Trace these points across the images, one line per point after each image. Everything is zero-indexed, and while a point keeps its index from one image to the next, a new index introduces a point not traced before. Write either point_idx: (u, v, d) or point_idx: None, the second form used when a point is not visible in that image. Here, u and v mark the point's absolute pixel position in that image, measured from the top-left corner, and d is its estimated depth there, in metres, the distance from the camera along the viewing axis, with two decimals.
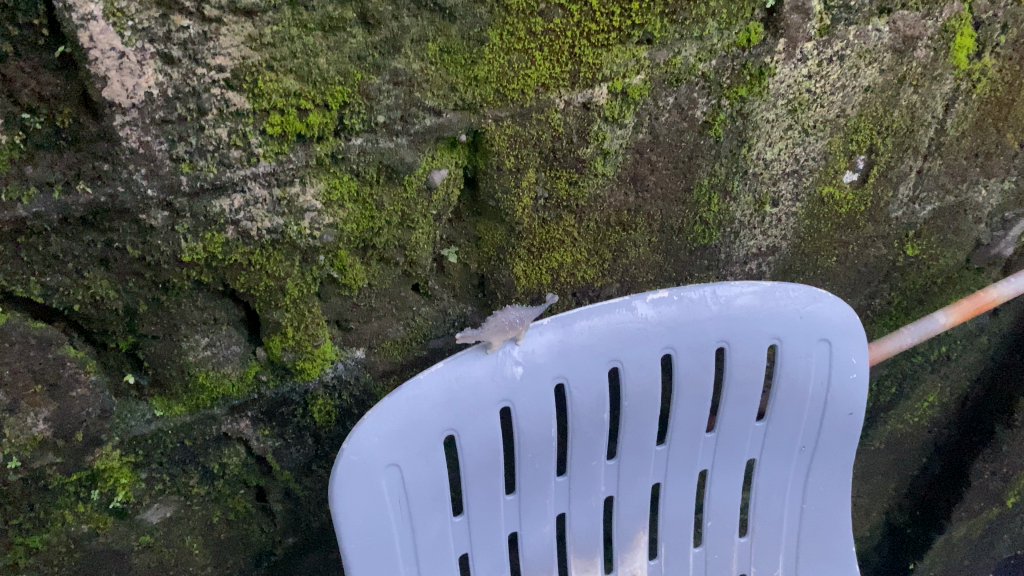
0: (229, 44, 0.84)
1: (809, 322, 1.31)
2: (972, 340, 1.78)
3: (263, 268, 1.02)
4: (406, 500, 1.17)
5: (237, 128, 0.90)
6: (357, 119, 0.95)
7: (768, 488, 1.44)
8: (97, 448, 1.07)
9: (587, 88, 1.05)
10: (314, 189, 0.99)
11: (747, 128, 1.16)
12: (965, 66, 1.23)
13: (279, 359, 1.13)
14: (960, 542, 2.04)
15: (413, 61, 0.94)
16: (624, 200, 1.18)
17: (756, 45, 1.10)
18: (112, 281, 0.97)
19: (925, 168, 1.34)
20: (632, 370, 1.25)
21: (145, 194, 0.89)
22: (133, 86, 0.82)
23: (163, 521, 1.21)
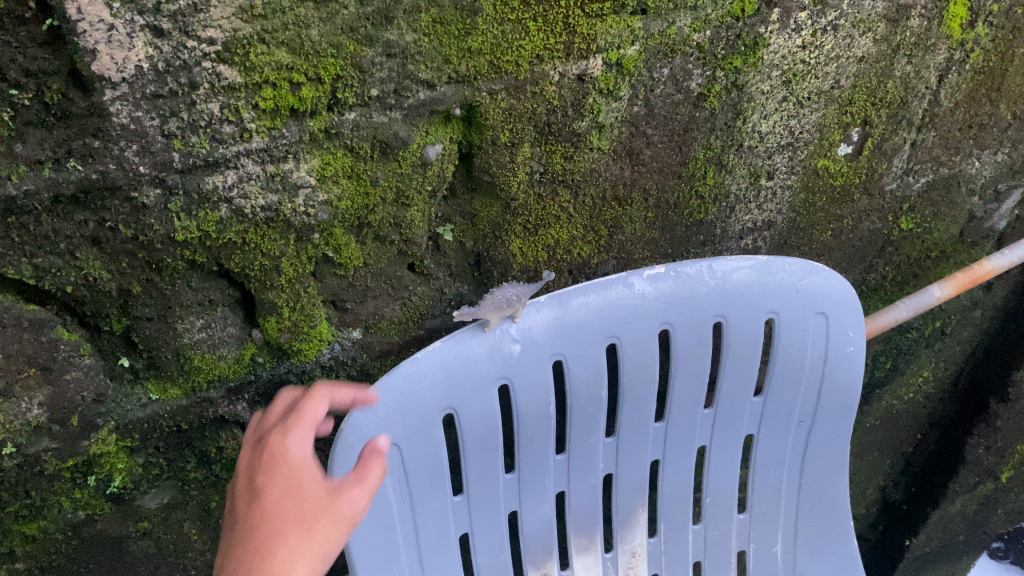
0: (220, 16, 0.82)
1: (805, 296, 1.30)
2: (966, 314, 1.79)
3: (258, 247, 1.01)
4: (406, 479, 1.17)
5: (229, 103, 0.88)
6: (350, 92, 0.94)
7: (766, 463, 1.44)
8: (93, 432, 1.07)
9: (582, 60, 1.04)
10: (308, 165, 0.97)
11: (742, 100, 1.16)
12: (958, 35, 1.23)
13: (275, 340, 1.11)
14: (955, 517, 2.05)
15: (406, 33, 0.93)
16: (620, 175, 1.17)
17: (750, 15, 1.09)
18: (105, 262, 0.96)
19: (920, 140, 1.34)
20: (629, 346, 1.25)
21: (137, 171, 0.88)
22: (124, 60, 0.81)
23: (160, 507, 1.21)
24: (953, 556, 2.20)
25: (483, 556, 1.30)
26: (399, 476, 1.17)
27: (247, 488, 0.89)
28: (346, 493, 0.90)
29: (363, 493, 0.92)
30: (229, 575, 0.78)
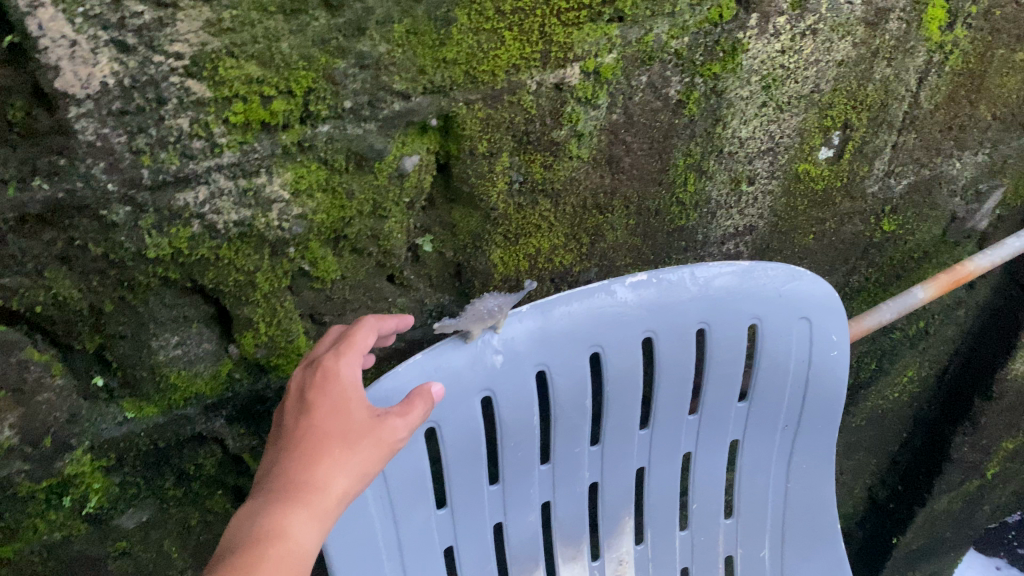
0: (187, 30, 0.81)
1: (789, 300, 1.30)
2: (949, 314, 1.79)
3: (232, 263, 0.99)
4: (388, 494, 1.15)
5: (199, 118, 0.87)
6: (323, 104, 0.93)
7: (753, 468, 1.43)
8: (67, 453, 1.05)
9: (560, 69, 1.03)
10: (281, 179, 0.96)
11: (721, 106, 1.15)
12: (937, 37, 1.23)
13: (252, 356, 1.10)
14: (941, 515, 2.06)
15: (379, 44, 0.92)
16: (601, 183, 1.16)
17: (729, 21, 1.08)
18: (75, 280, 0.94)
19: (900, 142, 1.33)
20: (613, 354, 1.24)
21: (105, 189, 0.86)
22: (88, 76, 0.79)
23: (138, 526, 1.18)
24: (940, 553, 2.20)
25: (469, 569, 1.29)
26: (381, 491, 1.15)
27: (297, 400, 0.90)
28: (391, 415, 0.91)
29: (408, 421, 0.92)
30: (274, 486, 0.81)
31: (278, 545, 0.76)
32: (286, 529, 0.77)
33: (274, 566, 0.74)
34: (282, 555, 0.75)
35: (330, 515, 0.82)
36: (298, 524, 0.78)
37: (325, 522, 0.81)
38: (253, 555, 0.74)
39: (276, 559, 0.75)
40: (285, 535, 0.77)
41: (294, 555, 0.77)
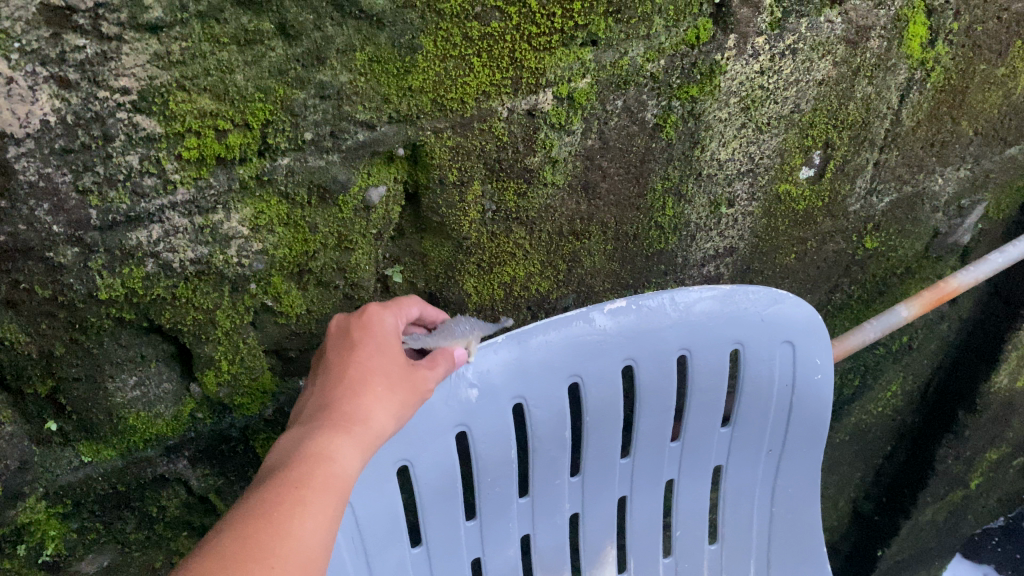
0: (133, 64, 0.76)
1: (771, 324, 1.26)
2: (933, 329, 1.76)
3: (189, 302, 0.95)
4: (360, 536, 1.11)
5: (149, 155, 0.82)
6: (283, 137, 0.88)
7: (736, 493, 1.40)
8: (20, 501, 1.00)
9: (531, 95, 0.99)
10: (240, 215, 0.91)
11: (699, 128, 1.12)
12: (918, 54, 1.20)
13: (214, 396, 1.06)
14: (926, 527, 2.03)
15: (341, 73, 0.88)
16: (576, 209, 1.12)
17: (706, 42, 1.05)
18: (22, 324, 0.88)
19: (882, 160, 1.30)
20: (593, 383, 1.20)
21: (49, 231, 0.81)
22: (26, 114, 0.74)
23: (99, 571, 1.13)
24: (925, 564, 2.18)
25: None
26: (353, 534, 1.10)
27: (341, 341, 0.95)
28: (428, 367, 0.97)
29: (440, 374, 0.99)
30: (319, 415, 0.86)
31: (325, 466, 0.81)
32: (331, 452, 0.83)
33: (320, 483, 0.80)
34: (326, 475, 0.81)
35: (368, 446, 0.88)
36: (342, 449, 0.84)
37: (363, 451, 0.87)
38: (300, 471, 0.79)
39: (321, 477, 0.80)
40: (330, 457, 0.82)
41: (336, 477, 0.82)
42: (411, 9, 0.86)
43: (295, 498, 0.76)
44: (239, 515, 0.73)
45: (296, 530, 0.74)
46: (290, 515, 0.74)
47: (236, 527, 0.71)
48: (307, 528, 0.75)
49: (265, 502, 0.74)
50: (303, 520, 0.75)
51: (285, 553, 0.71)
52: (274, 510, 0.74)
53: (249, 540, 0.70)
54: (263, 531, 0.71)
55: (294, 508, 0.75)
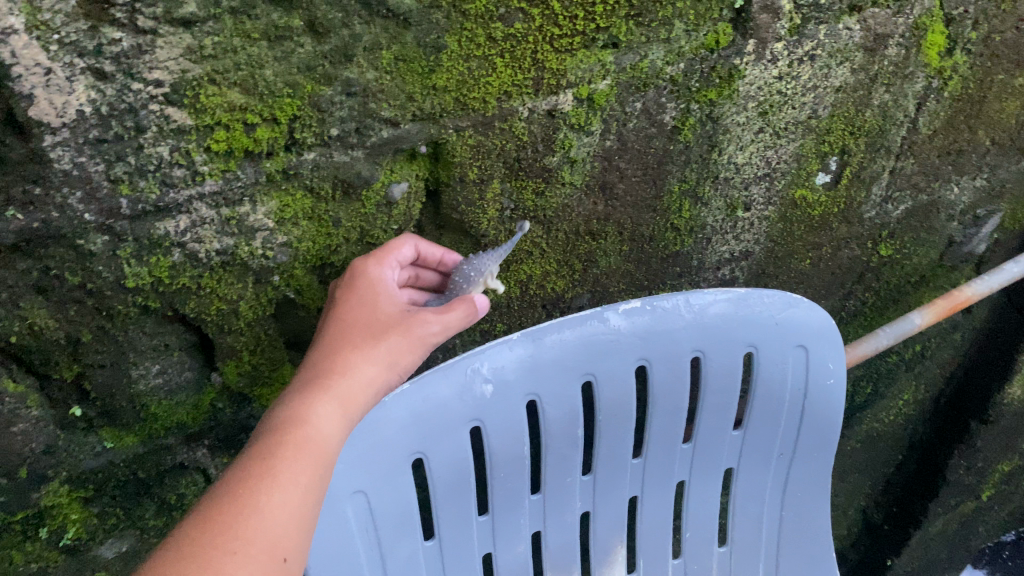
0: (167, 57, 0.79)
1: (785, 328, 1.27)
2: (946, 338, 1.76)
3: (214, 292, 0.97)
4: (373, 526, 1.13)
5: (179, 146, 0.84)
6: (309, 132, 0.90)
7: (747, 497, 1.40)
8: (44, 484, 1.02)
9: (552, 95, 1.01)
10: (266, 208, 0.93)
11: (717, 131, 1.13)
12: (936, 63, 1.21)
13: (235, 385, 1.08)
14: (936, 537, 2.03)
15: (367, 71, 0.90)
16: (594, 209, 1.14)
17: (725, 47, 1.06)
18: (52, 311, 0.91)
19: (898, 167, 1.31)
20: (605, 382, 1.21)
21: (81, 219, 0.84)
22: (63, 104, 0.76)
23: (118, 556, 1.15)
24: None
25: None
26: (366, 523, 1.12)
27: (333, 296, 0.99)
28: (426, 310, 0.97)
29: (451, 316, 0.96)
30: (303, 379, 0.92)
31: (298, 433, 0.87)
32: (305, 418, 0.89)
33: (290, 451, 0.86)
34: (298, 442, 0.87)
35: (350, 404, 0.93)
36: (317, 412, 0.90)
37: (343, 411, 0.92)
38: (274, 442, 0.86)
39: (291, 445, 0.86)
40: (304, 422, 0.88)
41: (310, 442, 0.88)
42: (436, 9, 0.88)
43: (264, 472, 0.83)
44: (218, 490, 0.82)
45: (261, 505, 0.80)
46: (255, 493, 0.81)
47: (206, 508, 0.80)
48: (271, 502, 0.81)
49: (236, 478, 0.82)
50: (267, 497, 0.81)
51: (249, 529, 0.78)
52: (242, 485, 0.81)
53: (216, 519, 0.78)
54: (228, 509, 0.79)
55: (261, 481, 0.82)
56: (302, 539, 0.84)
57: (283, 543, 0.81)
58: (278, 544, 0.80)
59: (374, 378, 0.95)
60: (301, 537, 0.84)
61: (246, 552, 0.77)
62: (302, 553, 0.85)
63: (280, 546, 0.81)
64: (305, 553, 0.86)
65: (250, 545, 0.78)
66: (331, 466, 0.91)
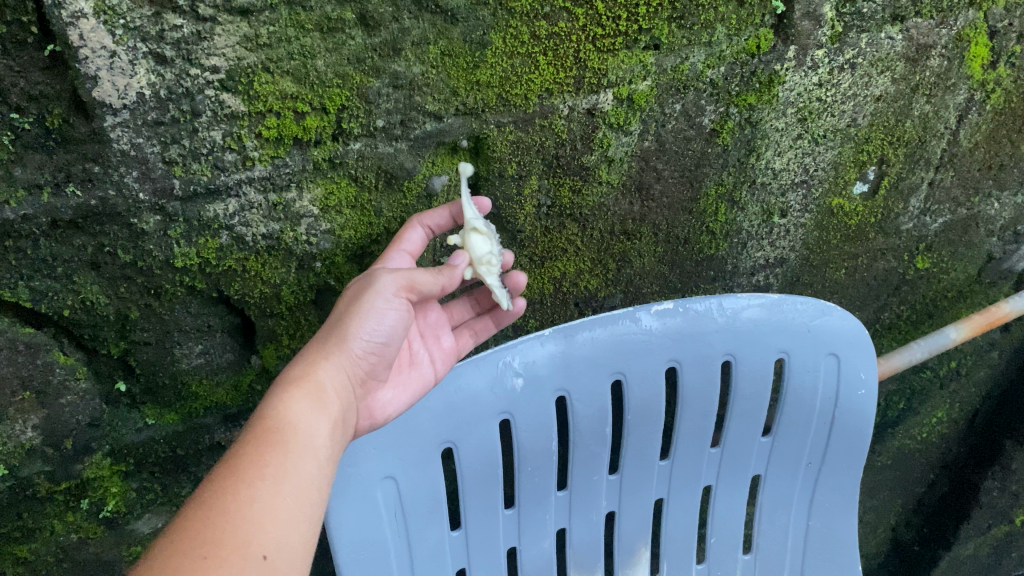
0: (224, 44, 0.82)
1: (818, 336, 1.27)
2: (982, 355, 1.74)
3: (258, 275, 1.00)
4: (402, 513, 1.15)
5: (232, 131, 0.88)
6: (356, 122, 0.93)
7: (773, 504, 1.40)
8: (87, 456, 1.05)
9: (593, 94, 1.03)
10: (311, 195, 0.96)
11: (755, 136, 1.14)
12: (979, 75, 1.20)
13: (274, 369, 1.11)
14: (966, 560, 1.99)
15: (414, 65, 0.93)
16: (629, 209, 1.15)
17: (766, 52, 1.07)
18: (104, 286, 0.94)
19: (937, 179, 1.31)
20: (635, 382, 1.22)
21: (136, 198, 0.87)
22: (125, 86, 0.80)
23: (153, 531, 1.18)
24: None
25: None
26: (395, 508, 1.15)
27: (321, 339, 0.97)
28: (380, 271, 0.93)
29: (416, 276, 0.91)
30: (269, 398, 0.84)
31: (263, 429, 0.77)
32: (269, 416, 0.78)
33: (257, 445, 0.75)
34: (264, 437, 0.76)
35: (319, 389, 0.83)
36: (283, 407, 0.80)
37: (313, 399, 0.82)
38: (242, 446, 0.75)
39: (255, 442, 0.75)
40: (268, 418, 0.78)
41: (279, 435, 0.77)
42: (483, 6, 0.91)
43: (227, 474, 0.71)
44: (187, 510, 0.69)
45: (230, 502, 0.67)
46: (221, 493, 0.68)
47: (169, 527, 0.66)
48: (242, 497, 0.68)
49: (200, 487, 0.70)
50: (233, 493, 0.68)
51: (219, 527, 0.64)
52: (208, 490, 0.69)
53: (180, 529, 0.64)
54: (195, 516, 0.65)
55: (227, 479, 0.70)
56: (287, 535, 0.69)
57: (260, 536, 0.67)
58: (254, 538, 0.66)
59: (342, 359, 0.87)
60: (285, 530, 0.70)
61: (219, 551, 0.63)
62: (296, 555, 0.70)
63: (255, 542, 0.66)
64: (302, 556, 0.71)
65: (220, 544, 0.63)
66: (315, 458, 0.78)
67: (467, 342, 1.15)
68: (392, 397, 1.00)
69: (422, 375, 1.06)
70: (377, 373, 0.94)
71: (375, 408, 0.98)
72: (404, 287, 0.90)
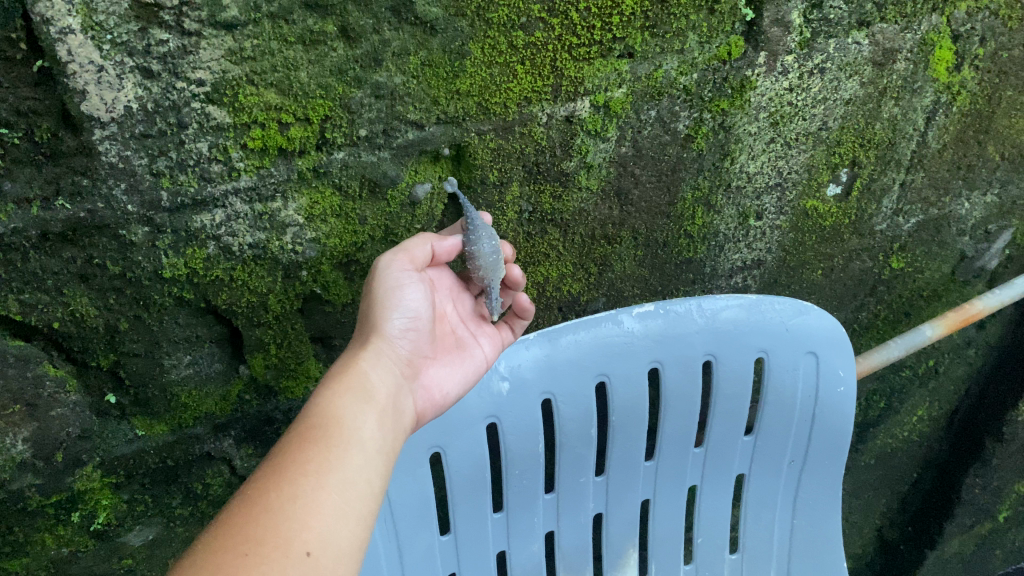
0: (209, 58, 0.84)
1: (796, 335, 1.30)
2: (959, 353, 1.78)
3: (245, 284, 1.01)
4: (391, 516, 1.17)
5: (218, 143, 0.90)
6: (339, 132, 0.96)
7: (758, 503, 1.41)
8: (77, 469, 1.05)
9: (570, 102, 1.06)
10: (296, 204, 0.98)
11: (729, 140, 1.17)
12: (944, 78, 1.24)
13: (262, 377, 1.12)
14: (952, 558, 2.00)
15: (395, 75, 0.95)
16: (609, 214, 1.18)
17: (737, 58, 1.11)
18: (93, 298, 0.95)
19: (909, 180, 1.34)
20: (619, 384, 1.24)
21: (125, 210, 0.89)
22: (113, 100, 0.82)
23: (145, 544, 1.18)
24: None
25: None
26: (386, 514, 1.17)
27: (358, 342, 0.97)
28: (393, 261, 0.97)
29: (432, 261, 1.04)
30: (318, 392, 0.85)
31: (306, 425, 0.77)
32: (313, 414, 0.79)
33: (304, 438, 0.75)
34: (307, 433, 0.75)
35: (360, 378, 0.85)
36: (331, 401, 0.80)
37: (354, 390, 0.83)
38: (287, 440, 0.76)
39: (299, 440, 0.75)
40: (312, 415, 0.78)
41: (327, 426, 0.77)
42: (462, 17, 0.94)
43: (274, 469, 0.71)
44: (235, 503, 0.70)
45: (271, 501, 0.67)
46: (263, 489, 0.69)
47: (217, 523, 0.67)
48: (284, 493, 0.68)
49: (245, 489, 0.70)
50: (277, 488, 0.68)
51: (261, 525, 0.65)
52: (252, 491, 0.69)
53: (225, 529, 0.65)
54: (236, 517, 0.66)
55: (269, 480, 0.70)
56: (334, 530, 0.69)
57: (304, 532, 0.66)
58: (295, 536, 0.65)
59: (378, 346, 0.90)
60: (332, 524, 0.69)
61: (259, 549, 0.63)
62: (344, 551, 0.69)
63: (299, 538, 0.66)
64: (352, 553, 0.69)
65: (261, 542, 0.64)
66: (363, 448, 0.78)
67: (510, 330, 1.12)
68: (445, 376, 0.99)
69: (473, 358, 1.04)
70: (422, 356, 0.96)
71: (433, 389, 0.97)
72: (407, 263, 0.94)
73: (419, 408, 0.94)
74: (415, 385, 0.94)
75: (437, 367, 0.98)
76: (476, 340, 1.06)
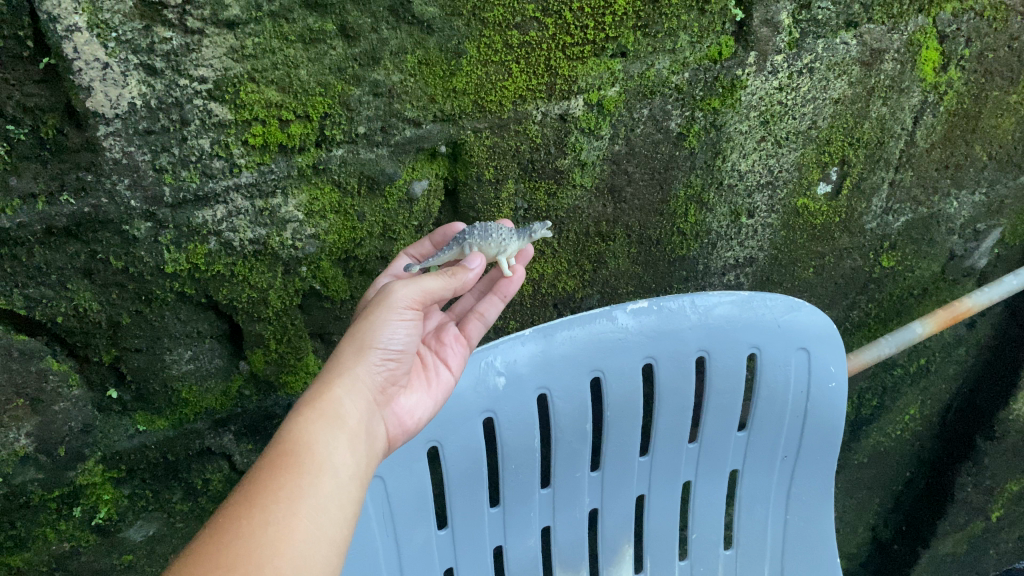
0: (212, 56, 0.86)
1: (788, 331, 1.32)
2: (949, 351, 1.80)
3: (246, 280, 1.04)
4: (389, 508, 1.19)
5: (220, 139, 0.92)
6: (338, 129, 0.98)
7: (750, 497, 1.43)
8: (80, 463, 1.07)
9: (564, 100, 1.08)
10: (296, 200, 1.00)
11: (721, 138, 1.20)
12: (931, 78, 1.27)
13: (262, 372, 1.14)
14: (946, 558, 2.02)
15: (393, 73, 0.97)
16: (603, 211, 1.20)
17: (727, 58, 1.13)
18: (96, 293, 0.97)
19: (897, 179, 1.36)
20: (614, 380, 1.26)
21: (128, 205, 0.91)
22: (117, 97, 0.84)
23: (145, 540, 1.19)
24: None
25: None
26: (383, 507, 1.19)
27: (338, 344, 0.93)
28: (390, 284, 0.92)
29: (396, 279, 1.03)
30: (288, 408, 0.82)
31: (277, 452, 0.75)
32: (285, 440, 0.76)
33: (275, 464, 0.73)
34: (279, 459, 0.74)
35: (334, 403, 0.82)
36: (304, 427, 0.78)
37: (327, 415, 0.81)
38: (258, 465, 0.74)
39: (270, 467, 0.73)
40: (284, 440, 0.76)
41: (299, 453, 0.75)
42: (458, 17, 0.96)
43: (245, 496, 0.69)
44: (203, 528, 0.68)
45: (242, 527, 0.66)
46: (234, 517, 0.67)
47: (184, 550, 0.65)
48: (256, 521, 0.66)
49: (216, 515, 0.68)
50: (247, 517, 0.66)
51: (232, 552, 0.63)
52: (224, 518, 0.67)
53: (194, 556, 0.63)
54: (206, 545, 0.64)
55: (240, 505, 0.68)
56: (307, 555, 0.67)
57: (277, 561, 0.65)
58: (266, 563, 0.64)
59: (356, 371, 0.87)
60: (305, 551, 0.67)
61: None
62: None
63: (272, 566, 0.64)
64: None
65: (232, 569, 0.62)
66: (335, 475, 0.76)
67: (478, 326, 1.10)
68: (415, 405, 0.97)
69: (440, 381, 1.03)
70: (397, 384, 0.94)
71: (404, 416, 0.95)
72: (411, 300, 0.90)
73: (390, 434, 0.93)
74: (388, 412, 0.92)
75: (410, 396, 0.97)
76: (448, 364, 1.05)
